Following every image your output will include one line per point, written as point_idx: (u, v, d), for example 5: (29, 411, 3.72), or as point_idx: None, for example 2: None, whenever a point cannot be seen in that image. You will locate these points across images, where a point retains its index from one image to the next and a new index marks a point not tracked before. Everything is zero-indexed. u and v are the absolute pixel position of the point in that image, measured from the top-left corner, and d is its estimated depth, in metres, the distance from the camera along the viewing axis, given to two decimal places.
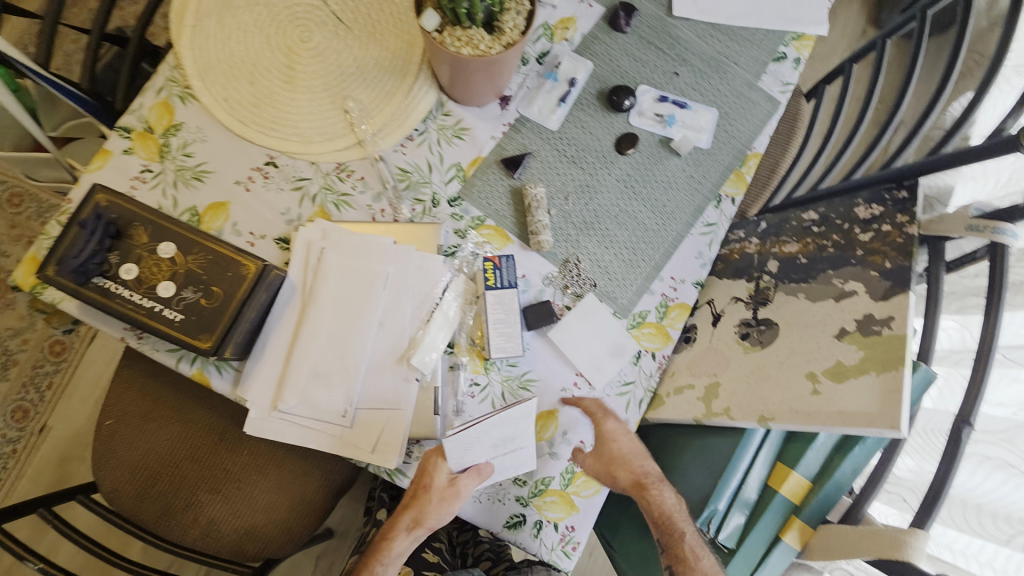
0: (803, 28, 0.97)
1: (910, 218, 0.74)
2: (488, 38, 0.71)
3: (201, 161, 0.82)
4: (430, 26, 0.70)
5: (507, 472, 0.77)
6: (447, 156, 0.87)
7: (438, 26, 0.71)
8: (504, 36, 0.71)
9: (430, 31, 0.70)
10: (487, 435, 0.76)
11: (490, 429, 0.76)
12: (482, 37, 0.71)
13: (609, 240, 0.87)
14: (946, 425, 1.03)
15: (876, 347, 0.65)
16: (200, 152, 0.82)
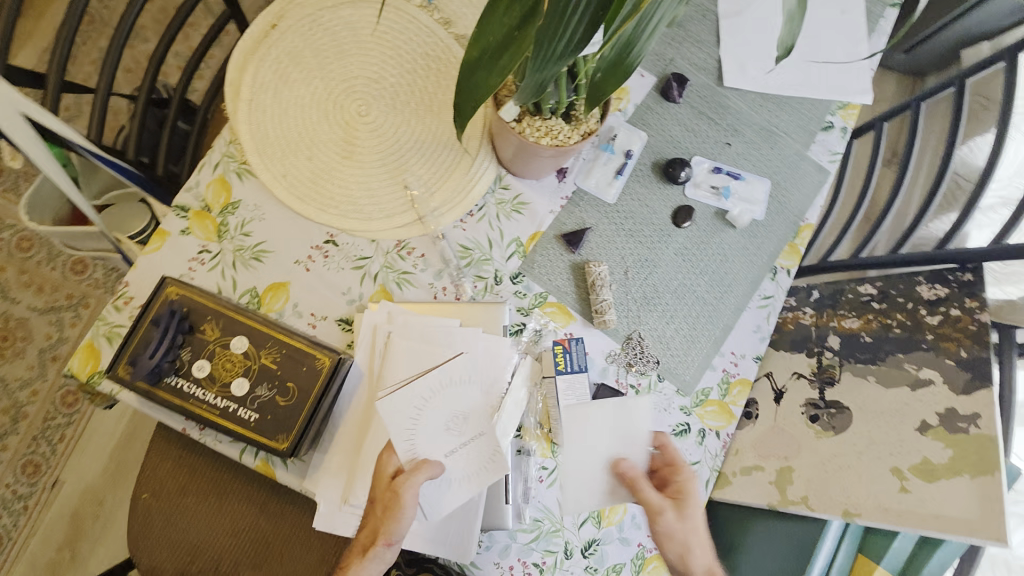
0: (848, 97, 0.96)
1: (979, 304, 0.76)
2: (567, 127, 0.71)
3: (259, 240, 0.80)
4: (510, 115, 0.70)
5: (467, 464, 0.73)
6: (506, 231, 0.86)
7: (517, 115, 0.71)
8: (583, 125, 0.71)
9: (510, 122, 0.70)
10: (438, 415, 0.74)
11: (437, 410, 0.74)
12: (562, 126, 0.71)
13: (670, 315, 0.87)
14: None
15: (965, 446, 0.67)
16: (259, 231, 0.80)
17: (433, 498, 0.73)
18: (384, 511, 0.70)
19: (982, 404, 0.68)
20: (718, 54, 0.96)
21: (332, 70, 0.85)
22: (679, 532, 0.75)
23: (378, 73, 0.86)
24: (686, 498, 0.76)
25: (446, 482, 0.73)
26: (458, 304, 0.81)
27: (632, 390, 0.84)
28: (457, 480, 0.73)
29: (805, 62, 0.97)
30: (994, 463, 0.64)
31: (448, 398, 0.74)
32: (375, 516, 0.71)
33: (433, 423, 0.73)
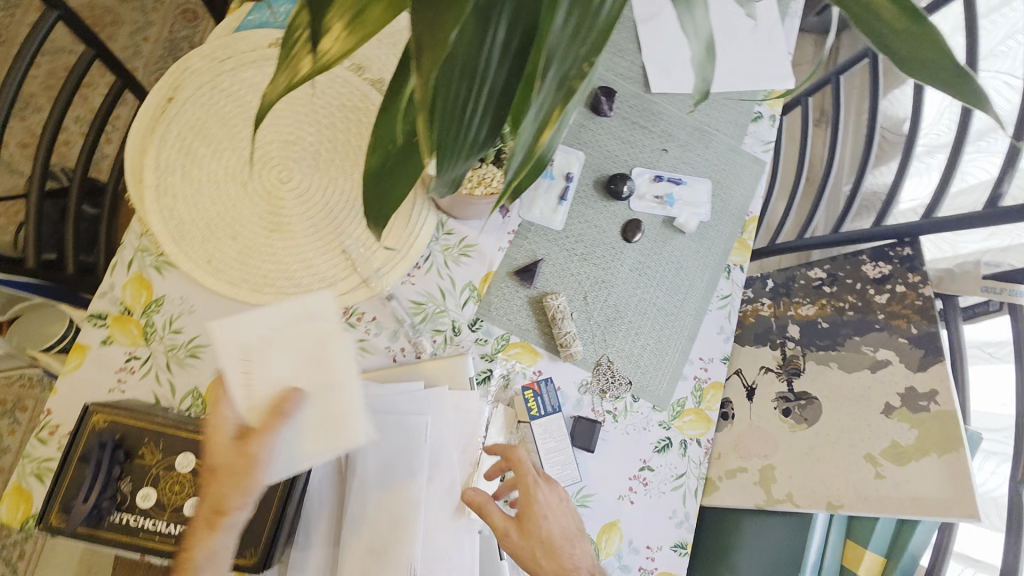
0: (771, 85, 0.97)
1: (922, 278, 0.78)
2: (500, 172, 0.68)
3: (193, 335, 0.74)
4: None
5: (318, 406, 0.60)
6: (457, 277, 0.83)
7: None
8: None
9: None
10: (285, 357, 0.61)
11: (279, 349, 0.60)
12: (494, 172, 0.68)
13: (635, 332, 0.86)
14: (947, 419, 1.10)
15: (930, 425, 0.69)
16: (190, 326, 0.74)
17: (285, 450, 0.59)
18: (232, 481, 0.57)
19: (939, 380, 0.70)
20: (641, 60, 0.94)
21: (242, 138, 0.79)
22: (527, 551, 0.68)
23: (294, 134, 0.80)
24: (531, 512, 0.69)
25: (296, 433, 0.60)
26: (419, 363, 0.78)
27: (609, 416, 0.83)
28: (308, 433, 0.60)
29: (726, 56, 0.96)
30: (958, 440, 0.66)
31: (309, 334, 0.61)
32: (217, 484, 0.58)
33: (273, 364, 0.60)
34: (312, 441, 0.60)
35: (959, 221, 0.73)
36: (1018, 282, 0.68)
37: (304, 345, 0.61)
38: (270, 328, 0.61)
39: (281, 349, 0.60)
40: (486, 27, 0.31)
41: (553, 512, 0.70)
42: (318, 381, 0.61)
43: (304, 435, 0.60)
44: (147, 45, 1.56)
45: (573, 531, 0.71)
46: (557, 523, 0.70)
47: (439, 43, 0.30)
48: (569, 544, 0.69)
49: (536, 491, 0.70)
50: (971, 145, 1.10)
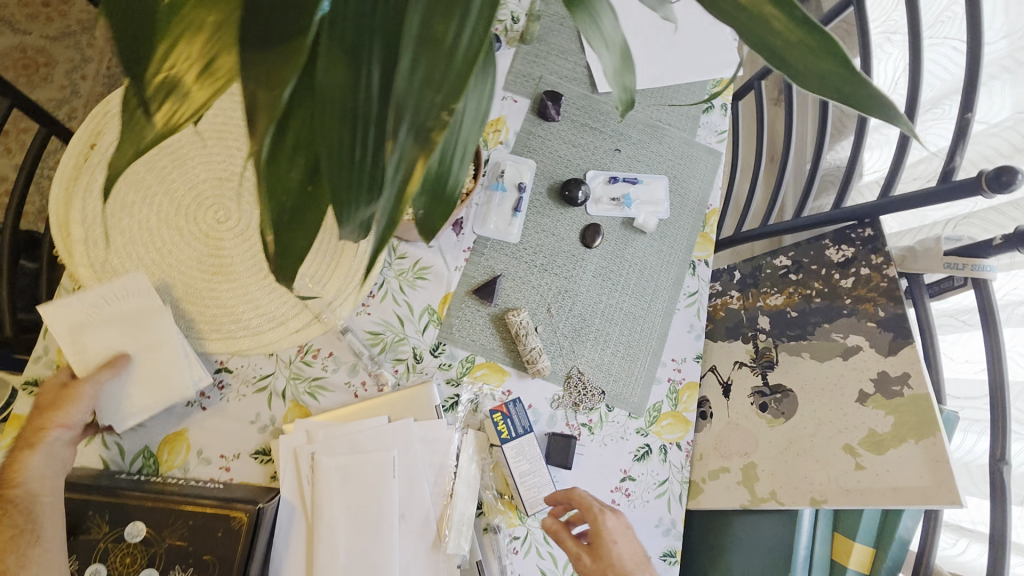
0: (720, 74, 0.95)
1: (885, 258, 0.76)
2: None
3: None
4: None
5: (146, 365, 0.67)
6: (414, 302, 0.80)
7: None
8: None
9: None
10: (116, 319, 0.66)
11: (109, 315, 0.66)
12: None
13: (603, 340, 0.84)
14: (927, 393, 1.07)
15: (904, 410, 0.67)
16: None
17: (112, 406, 0.66)
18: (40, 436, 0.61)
19: (909, 363, 0.68)
20: (585, 60, 0.91)
21: (173, 180, 0.75)
22: None
23: (229, 171, 0.77)
24: (599, 539, 0.67)
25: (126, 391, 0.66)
26: (381, 396, 0.75)
27: (585, 429, 0.81)
28: (137, 389, 0.66)
29: (671, 49, 0.95)
30: (934, 424, 0.64)
31: (138, 302, 0.67)
32: (24, 444, 0.61)
33: (106, 327, 0.66)
34: (140, 394, 0.66)
35: (919, 199, 0.71)
36: (980, 255, 0.67)
37: (129, 325, 0.66)
38: (96, 305, 0.66)
39: (105, 328, 0.66)
40: (357, 73, 0.29)
41: (622, 538, 0.68)
42: (143, 343, 0.67)
43: (134, 390, 0.66)
44: (85, 83, 1.50)
45: (640, 557, 0.67)
46: (628, 549, 0.67)
47: (275, 101, 0.29)
48: (641, 570, 0.66)
49: (603, 517, 0.69)
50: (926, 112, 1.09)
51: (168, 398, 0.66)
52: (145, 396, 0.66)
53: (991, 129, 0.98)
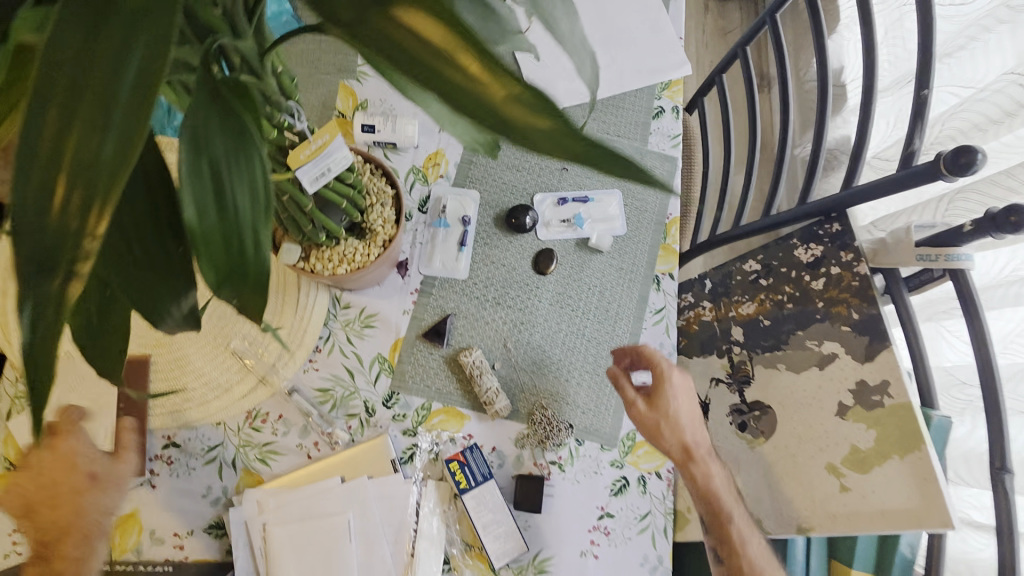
0: (668, 75, 0.89)
1: (855, 254, 0.70)
2: (361, 245, 0.62)
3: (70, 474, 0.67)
4: (291, 261, 0.61)
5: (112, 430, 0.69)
6: (363, 353, 0.77)
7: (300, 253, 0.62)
8: (378, 236, 0.63)
9: (295, 264, 0.61)
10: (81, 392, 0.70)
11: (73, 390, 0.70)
12: (354, 248, 0.62)
13: (566, 370, 0.80)
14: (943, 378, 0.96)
15: (887, 423, 0.61)
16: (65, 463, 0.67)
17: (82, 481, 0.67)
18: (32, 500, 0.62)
19: (888, 370, 0.63)
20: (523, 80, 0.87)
21: None
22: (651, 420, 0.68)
23: None
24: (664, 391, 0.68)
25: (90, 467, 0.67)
26: (335, 455, 0.73)
27: (555, 467, 0.77)
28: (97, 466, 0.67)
29: (613, 57, 0.89)
30: (919, 437, 0.58)
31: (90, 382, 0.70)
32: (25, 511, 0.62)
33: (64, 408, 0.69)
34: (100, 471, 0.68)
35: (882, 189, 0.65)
36: (954, 243, 0.60)
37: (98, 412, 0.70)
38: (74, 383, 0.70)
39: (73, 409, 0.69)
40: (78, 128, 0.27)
41: (687, 393, 0.70)
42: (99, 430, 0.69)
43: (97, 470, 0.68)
44: None
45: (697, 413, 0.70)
46: (687, 408, 0.70)
47: None
48: (696, 428, 0.69)
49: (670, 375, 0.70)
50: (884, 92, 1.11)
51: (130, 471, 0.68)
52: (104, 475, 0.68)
53: (976, 95, 0.90)
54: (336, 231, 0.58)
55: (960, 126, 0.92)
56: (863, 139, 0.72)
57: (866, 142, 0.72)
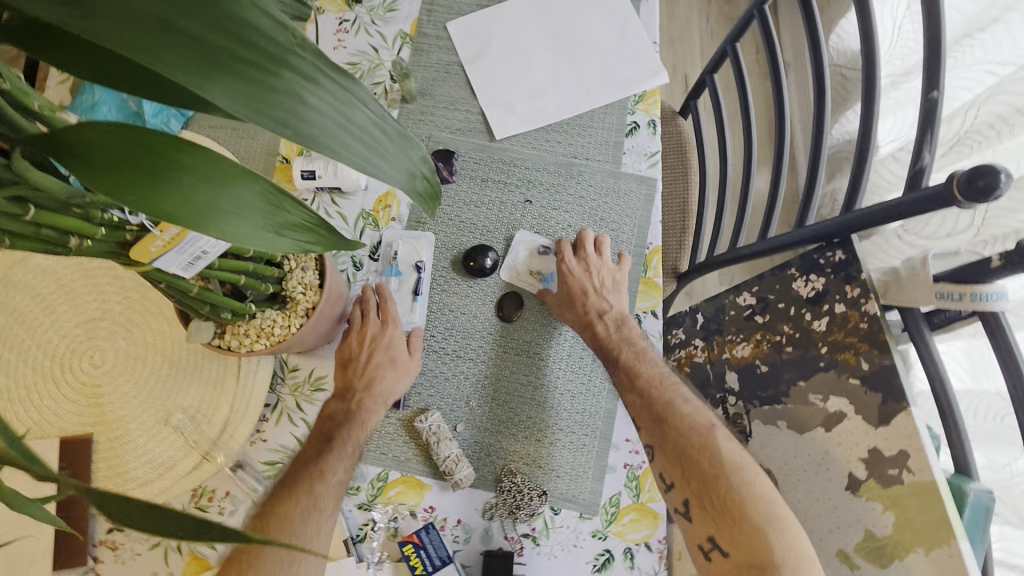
0: (641, 86, 0.79)
1: (864, 290, 0.59)
2: (280, 316, 0.59)
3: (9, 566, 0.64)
4: (205, 338, 0.58)
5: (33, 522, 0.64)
6: (313, 421, 0.72)
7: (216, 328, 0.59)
8: (299, 305, 0.60)
9: (208, 343, 0.58)
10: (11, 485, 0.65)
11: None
12: (272, 320, 0.59)
13: (536, 429, 0.71)
14: (998, 409, 0.77)
15: (906, 504, 0.52)
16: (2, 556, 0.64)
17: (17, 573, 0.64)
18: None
19: (907, 439, 0.53)
20: (478, 106, 0.79)
21: (46, 334, 0.71)
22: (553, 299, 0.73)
23: (103, 309, 0.72)
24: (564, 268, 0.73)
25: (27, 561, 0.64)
26: None
27: (528, 541, 0.68)
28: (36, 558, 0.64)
29: (579, 70, 0.79)
30: (947, 529, 0.48)
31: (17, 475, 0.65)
32: None
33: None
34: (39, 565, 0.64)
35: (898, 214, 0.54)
36: (979, 280, 0.50)
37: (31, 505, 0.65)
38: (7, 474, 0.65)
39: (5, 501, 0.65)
40: None
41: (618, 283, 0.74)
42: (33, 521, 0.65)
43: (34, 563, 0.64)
44: None
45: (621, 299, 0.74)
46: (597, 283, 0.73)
47: None
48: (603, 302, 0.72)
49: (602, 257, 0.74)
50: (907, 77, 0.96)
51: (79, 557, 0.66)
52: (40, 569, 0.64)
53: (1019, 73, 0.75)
54: (244, 308, 0.55)
55: (1000, 111, 0.77)
56: (867, 138, 0.62)
57: (871, 142, 0.61)
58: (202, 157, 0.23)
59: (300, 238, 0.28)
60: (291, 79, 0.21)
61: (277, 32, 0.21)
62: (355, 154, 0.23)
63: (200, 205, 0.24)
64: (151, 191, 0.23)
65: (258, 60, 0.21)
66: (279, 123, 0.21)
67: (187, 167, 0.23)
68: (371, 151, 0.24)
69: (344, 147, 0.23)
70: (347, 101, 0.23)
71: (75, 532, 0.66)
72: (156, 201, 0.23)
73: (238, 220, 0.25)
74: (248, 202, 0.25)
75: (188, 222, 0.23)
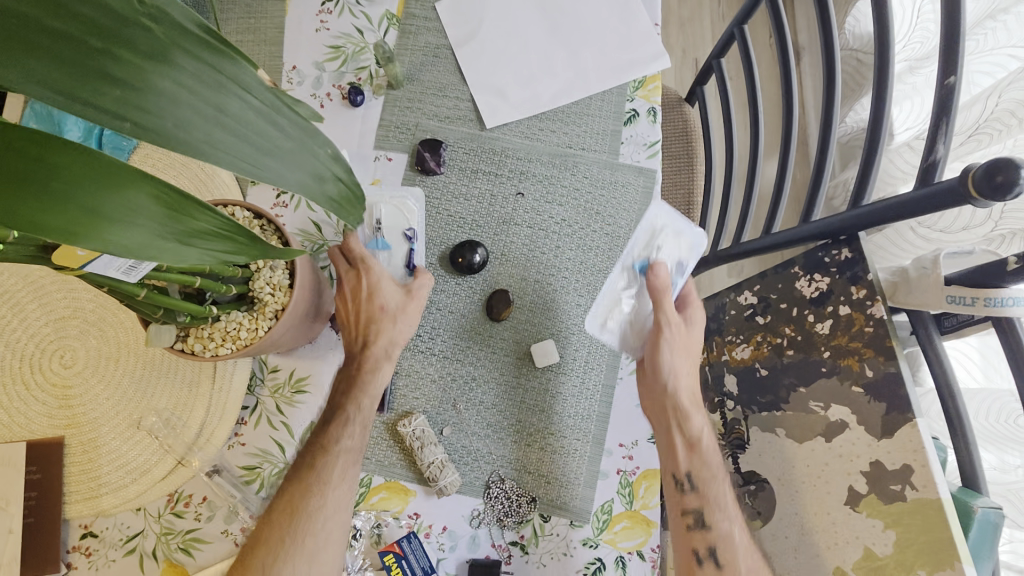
0: (641, 71, 0.74)
1: (871, 291, 0.55)
2: (247, 318, 0.57)
3: None
4: (166, 342, 0.55)
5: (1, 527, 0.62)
6: (294, 424, 0.69)
7: (177, 332, 0.56)
8: (268, 307, 0.57)
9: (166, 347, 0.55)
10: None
11: None
12: (238, 323, 0.57)
13: (525, 433, 0.68)
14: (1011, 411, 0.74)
15: (909, 523, 0.49)
16: None
17: None
18: None
19: (912, 453, 0.49)
20: (468, 92, 0.75)
21: (15, 334, 0.67)
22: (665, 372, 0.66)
23: (73, 306, 0.68)
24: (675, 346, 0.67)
25: None
26: None
27: (516, 549, 0.65)
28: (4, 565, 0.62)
29: (576, 54, 0.75)
30: (951, 553, 0.46)
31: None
32: None
33: None
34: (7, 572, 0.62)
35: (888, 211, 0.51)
36: (993, 285, 0.46)
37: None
38: None
39: None
40: None
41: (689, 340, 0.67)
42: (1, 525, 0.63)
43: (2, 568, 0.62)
44: None
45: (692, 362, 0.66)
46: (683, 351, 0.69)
47: None
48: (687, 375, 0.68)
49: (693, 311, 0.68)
50: (925, 61, 0.91)
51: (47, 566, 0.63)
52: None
53: None
54: (204, 312, 0.52)
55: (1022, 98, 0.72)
56: (880, 126, 0.57)
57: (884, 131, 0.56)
58: (83, 164, 0.21)
59: (211, 246, 0.28)
60: (147, 71, 0.22)
61: (115, 1, 0.21)
62: (234, 149, 0.24)
63: (78, 211, 0.22)
64: (19, 199, 0.21)
65: (87, 39, 0.21)
66: (119, 118, 0.22)
67: (63, 167, 0.21)
68: (256, 148, 0.25)
69: (218, 141, 0.24)
70: (220, 89, 0.23)
71: (45, 538, 0.64)
72: (18, 208, 0.21)
73: (128, 230, 0.23)
74: (141, 208, 0.23)
75: (76, 232, 0.22)
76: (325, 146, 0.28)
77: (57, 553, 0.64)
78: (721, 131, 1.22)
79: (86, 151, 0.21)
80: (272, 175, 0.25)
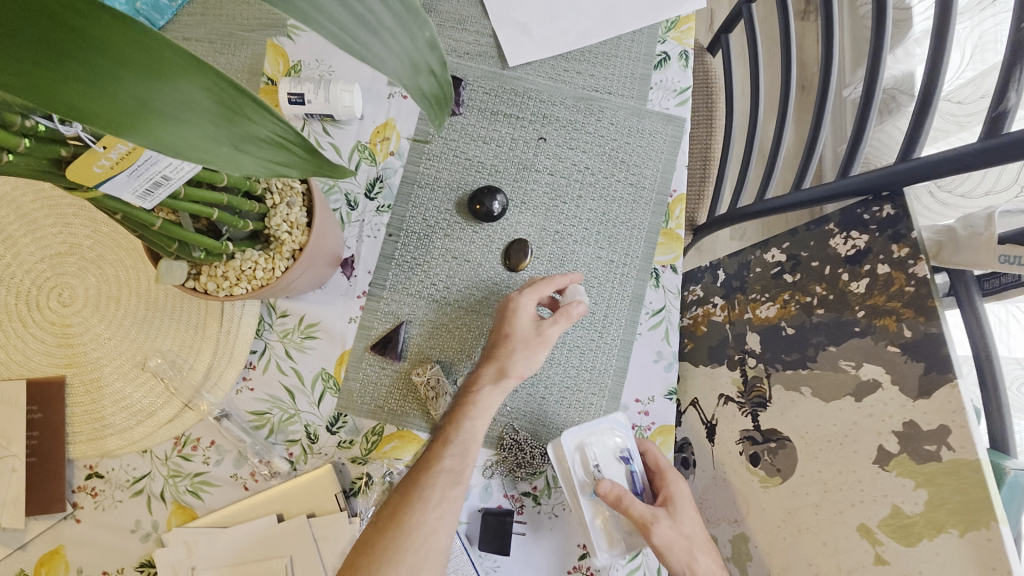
0: (675, 10, 0.70)
1: (912, 250, 0.56)
2: (263, 257, 0.54)
3: None
4: (177, 280, 0.52)
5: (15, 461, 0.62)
6: (304, 369, 0.67)
7: (188, 269, 0.54)
8: (284, 246, 0.55)
9: (179, 285, 0.52)
10: None
11: None
12: (254, 261, 0.54)
13: (541, 384, 0.67)
14: None
15: (942, 483, 0.51)
16: None
17: None
18: None
19: (950, 414, 0.51)
20: (490, 27, 0.70)
21: (8, 269, 0.64)
22: (673, 544, 0.59)
23: (70, 241, 0.65)
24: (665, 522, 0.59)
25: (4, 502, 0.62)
26: (275, 488, 0.64)
27: (529, 499, 0.65)
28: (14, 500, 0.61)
29: None
30: (988, 512, 0.48)
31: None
32: None
33: None
34: (18, 506, 0.61)
35: (939, 164, 0.51)
36: None
37: (10, 447, 0.62)
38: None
39: None
40: None
41: (685, 518, 0.61)
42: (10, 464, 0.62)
43: (13, 505, 0.61)
44: None
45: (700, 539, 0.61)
46: (683, 523, 0.61)
47: None
48: (698, 546, 0.61)
49: (670, 479, 0.62)
50: (962, 16, 0.86)
51: (52, 504, 0.62)
52: (16, 512, 0.61)
53: None
54: (218, 247, 0.50)
55: None
56: (937, 70, 0.53)
57: (941, 76, 0.53)
58: (124, 40, 0.19)
59: (272, 157, 0.23)
60: None
61: None
62: (336, 18, 0.21)
63: (129, 105, 0.20)
64: (53, 80, 0.19)
65: None
66: None
67: (105, 44, 0.19)
68: (357, 20, 0.22)
69: (319, 4, 0.21)
70: None
71: (51, 478, 0.62)
72: (51, 92, 0.19)
73: (177, 125, 0.21)
74: (190, 101, 0.20)
75: (122, 127, 0.20)
76: (428, 32, 0.25)
77: (62, 492, 0.63)
78: (739, 83, 1.17)
79: (122, 18, 0.19)
80: (372, 54, 0.23)
